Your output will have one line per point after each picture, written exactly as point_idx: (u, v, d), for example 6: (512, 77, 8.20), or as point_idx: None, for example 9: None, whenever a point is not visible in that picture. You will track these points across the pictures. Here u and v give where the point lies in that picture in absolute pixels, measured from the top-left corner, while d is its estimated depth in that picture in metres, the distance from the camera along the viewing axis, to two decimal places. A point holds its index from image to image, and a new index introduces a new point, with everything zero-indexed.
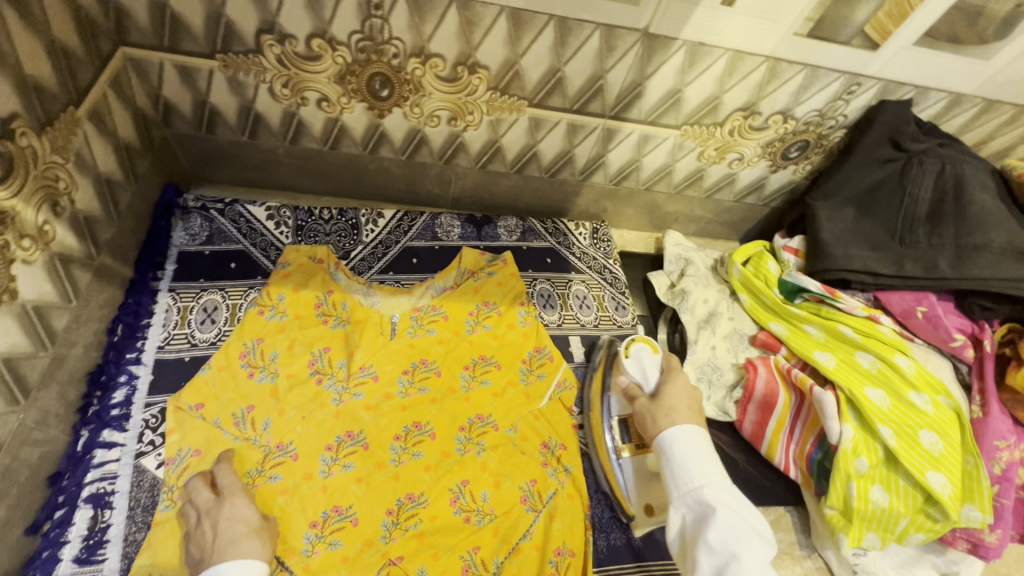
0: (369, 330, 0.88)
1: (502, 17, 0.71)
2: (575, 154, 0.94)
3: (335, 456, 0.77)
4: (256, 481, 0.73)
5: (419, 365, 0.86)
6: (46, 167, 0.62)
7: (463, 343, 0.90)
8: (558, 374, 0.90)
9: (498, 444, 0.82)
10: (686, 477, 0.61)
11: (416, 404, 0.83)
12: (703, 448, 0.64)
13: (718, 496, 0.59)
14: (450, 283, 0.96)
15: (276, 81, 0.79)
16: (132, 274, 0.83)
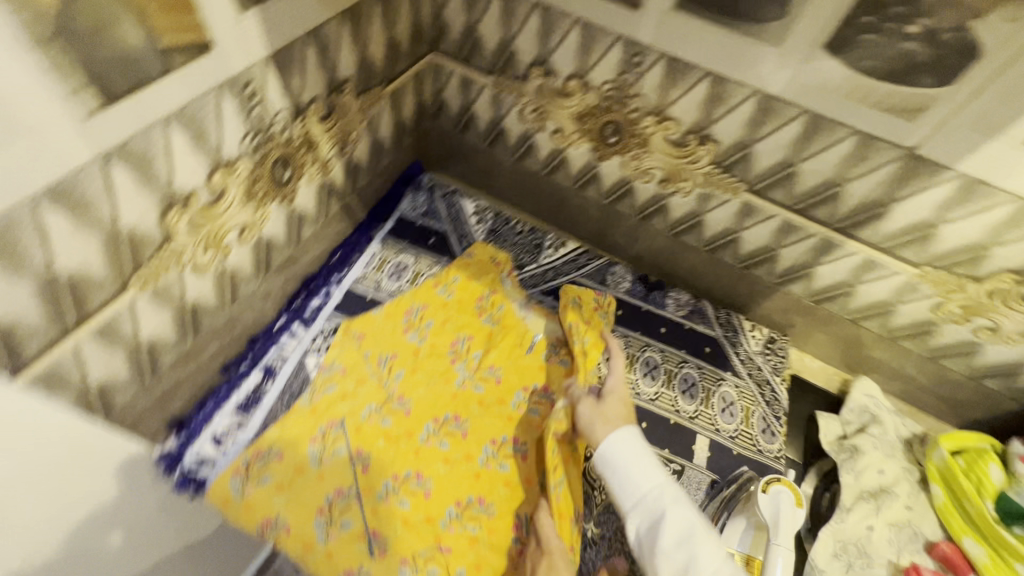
0: (511, 337, 0.93)
1: (751, 99, 0.71)
2: (780, 255, 0.87)
3: (437, 430, 0.83)
4: (372, 417, 0.82)
5: (537, 388, 0.87)
6: (349, 121, 0.81)
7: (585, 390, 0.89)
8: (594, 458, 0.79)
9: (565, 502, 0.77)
10: (629, 496, 0.60)
11: (520, 422, 0.84)
12: (643, 453, 0.62)
13: (666, 498, 0.58)
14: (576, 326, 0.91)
15: (529, 107, 0.91)
16: (363, 219, 1.03)
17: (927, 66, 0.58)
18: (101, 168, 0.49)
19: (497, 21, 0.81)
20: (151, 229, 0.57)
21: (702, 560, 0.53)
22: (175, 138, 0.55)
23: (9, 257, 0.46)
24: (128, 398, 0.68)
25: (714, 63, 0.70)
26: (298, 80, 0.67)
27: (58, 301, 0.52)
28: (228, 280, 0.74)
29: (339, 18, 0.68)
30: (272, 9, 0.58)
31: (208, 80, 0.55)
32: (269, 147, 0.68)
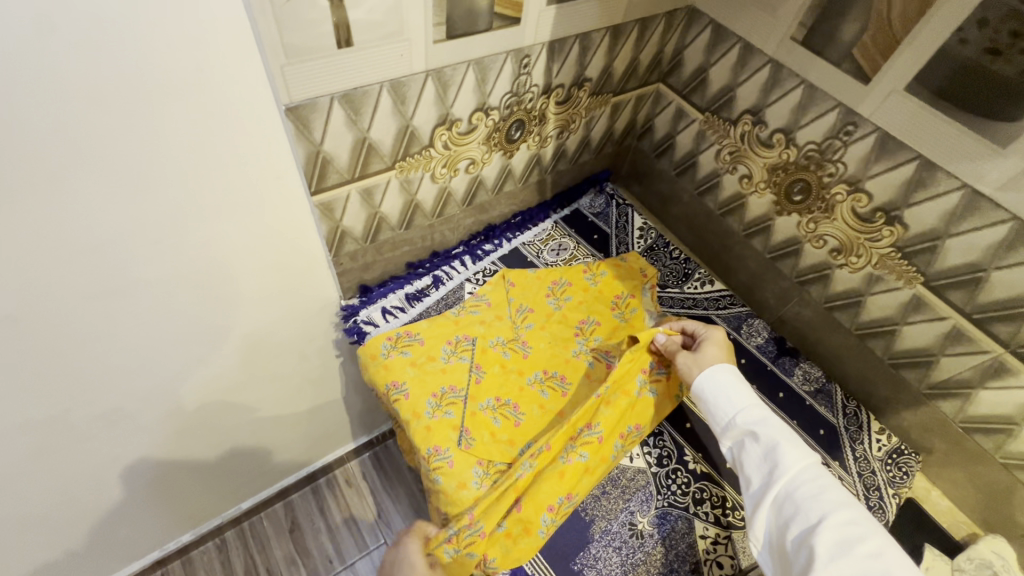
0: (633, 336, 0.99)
1: (957, 193, 0.71)
2: (939, 364, 0.83)
3: (542, 379, 0.94)
4: (497, 347, 0.97)
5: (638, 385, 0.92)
6: (575, 113, 0.98)
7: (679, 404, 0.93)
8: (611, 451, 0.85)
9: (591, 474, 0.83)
10: (727, 410, 0.77)
11: None
12: (733, 381, 0.79)
13: (756, 417, 0.74)
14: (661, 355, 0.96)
15: (729, 149, 1.00)
16: (548, 199, 1.20)
17: None
18: (422, 79, 0.71)
19: (729, 68, 0.93)
20: (424, 134, 0.79)
21: (784, 464, 0.68)
22: (468, 77, 0.75)
23: (353, 116, 0.69)
24: (351, 251, 0.91)
25: (928, 149, 0.72)
26: (557, 67, 0.85)
27: (358, 158, 0.75)
28: (445, 196, 0.94)
29: (605, 30, 0.85)
30: (565, 10, 0.76)
31: (505, 45, 0.75)
32: (516, 109, 0.87)
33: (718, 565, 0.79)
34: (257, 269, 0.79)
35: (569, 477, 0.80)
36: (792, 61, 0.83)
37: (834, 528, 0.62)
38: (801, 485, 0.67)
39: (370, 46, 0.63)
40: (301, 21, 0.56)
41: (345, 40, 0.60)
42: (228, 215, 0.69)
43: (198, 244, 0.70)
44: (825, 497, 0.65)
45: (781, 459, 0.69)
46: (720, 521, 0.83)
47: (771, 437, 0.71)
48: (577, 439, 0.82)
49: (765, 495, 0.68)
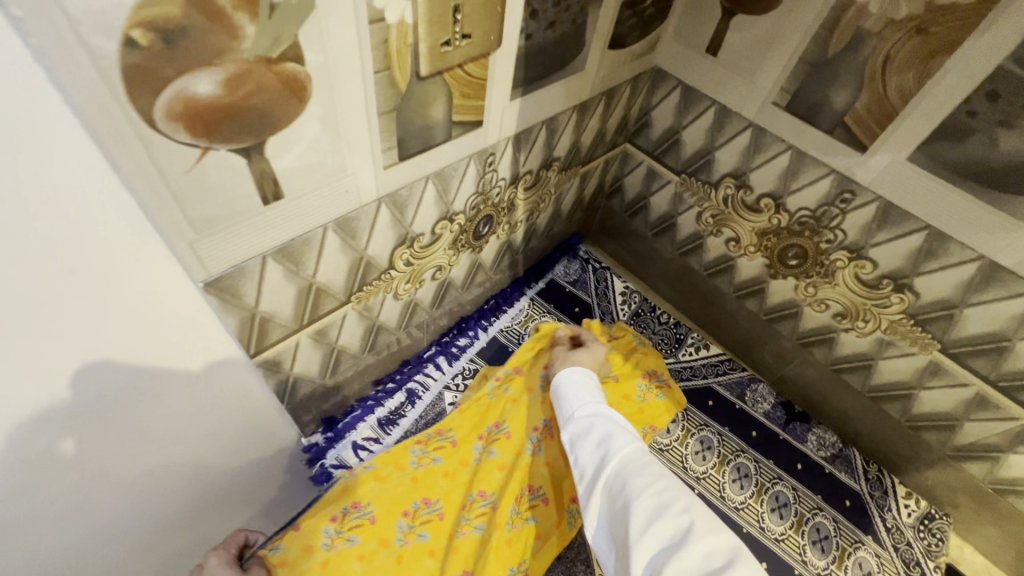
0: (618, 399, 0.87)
1: (973, 263, 0.66)
2: (963, 427, 0.79)
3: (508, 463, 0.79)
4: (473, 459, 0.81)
5: None
6: (544, 193, 0.88)
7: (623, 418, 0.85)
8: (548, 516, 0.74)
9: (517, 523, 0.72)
10: (570, 407, 0.67)
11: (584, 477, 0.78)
12: (582, 380, 0.70)
13: (595, 408, 0.65)
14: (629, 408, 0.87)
15: (710, 211, 0.93)
16: (520, 274, 1.09)
17: None
18: (374, 208, 0.58)
19: (705, 130, 0.85)
20: (382, 259, 0.66)
21: (616, 449, 0.58)
22: (427, 191, 0.63)
23: (295, 266, 0.56)
24: (307, 391, 0.77)
25: (939, 220, 0.67)
26: (525, 155, 0.74)
27: (305, 305, 0.61)
28: (411, 307, 0.81)
29: (572, 108, 0.75)
30: (530, 99, 0.66)
31: (467, 150, 0.63)
32: (483, 206, 0.76)
33: None
34: (199, 469, 0.61)
35: (478, 478, 0.74)
36: (775, 126, 0.76)
37: (658, 514, 0.49)
38: (630, 467, 0.55)
39: (305, 192, 0.49)
40: (211, 191, 0.42)
41: (273, 194, 0.47)
42: (194, 425, 0.56)
43: (128, 450, 0.51)
44: (649, 478, 0.53)
45: (615, 444, 0.58)
46: None
47: (602, 423, 0.62)
48: (488, 439, 0.79)
49: (592, 485, 0.56)
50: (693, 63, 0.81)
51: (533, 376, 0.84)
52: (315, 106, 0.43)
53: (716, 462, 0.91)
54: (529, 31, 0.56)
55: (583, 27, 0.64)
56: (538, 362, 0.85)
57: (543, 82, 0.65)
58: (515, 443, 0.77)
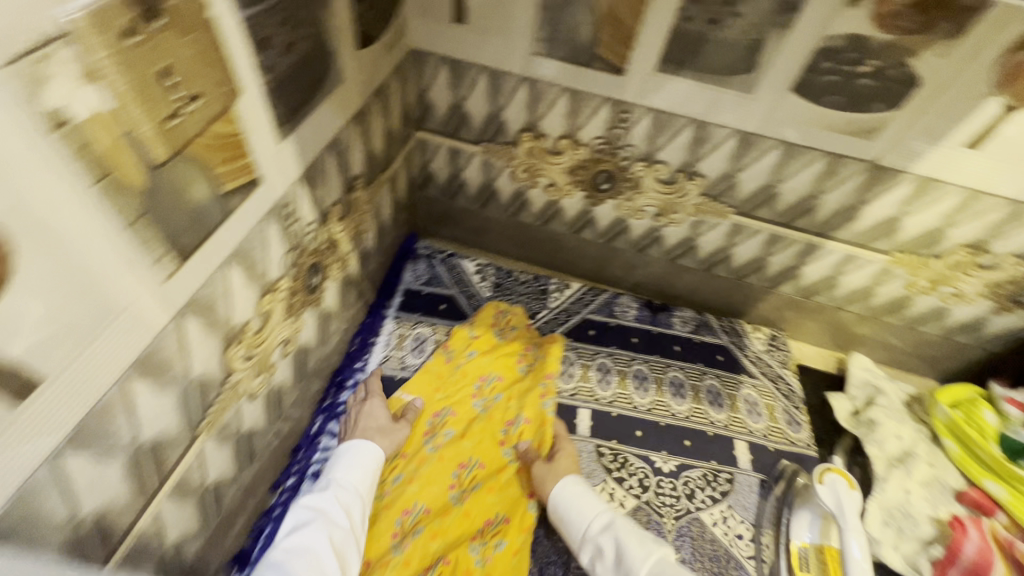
0: (496, 389, 0.93)
1: (732, 137, 0.79)
2: (768, 262, 0.97)
3: (434, 511, 0.78)
4: (399, 534, 0.76)
5: (514, 434, 0.87)
6: (360, 211, 0.81)
7: (522, 408, 0.89)
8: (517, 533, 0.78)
9: (487, 560, 0.75)
10: (579, 524, 0.72)
11: (507, 475, 0.83)
12: (579, 492, 0.75)
13: (604, 523, 0.71)
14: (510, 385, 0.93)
15: (521, 168, 0.96)
16: (373, 299, 1.02)
17: (879, 95, 0.68)
18: (176, 326, 0.47)
19: (484, 96, 0.85)
20: (216, 371, 0.55)
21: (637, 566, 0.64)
22: (232, 276, 0.53)
23: (104, 441, 0.43)
24: (197, 547, 0.63)
25: (697, 113, 0.77)
26: (324, 188, 0.67)
27: (143, 470, 0.49)
28: (275, 396, 0.71)
29: (350, 121, 0.69)
30: (302, 132, 0.58)
31: (257, 214, 0.54)
32: (303, 258, 0.67)
33: (738, 537, 0.84)
34: None
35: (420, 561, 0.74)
36: (544, 74, 0.79)
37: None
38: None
39: (68, 361, 0.37)
40: None
41: (22, 386, 0.34)
42: None
43: None
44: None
45: (633, 556, 0.65)
46: (715, 498, 0.87)
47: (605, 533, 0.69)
48: (401, 530, 0.76)
49: None
50: (447, 36, 0.79)
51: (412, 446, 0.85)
52: (27, 260, 0.32)
53: (619, 380, 0.99)
54: (267, 64, 0.48)
55: (325, 37, 0.57)
56: (416, 431, 0.87)
57: (307, 111, 0.58)
58: (439, 501, 0.79)
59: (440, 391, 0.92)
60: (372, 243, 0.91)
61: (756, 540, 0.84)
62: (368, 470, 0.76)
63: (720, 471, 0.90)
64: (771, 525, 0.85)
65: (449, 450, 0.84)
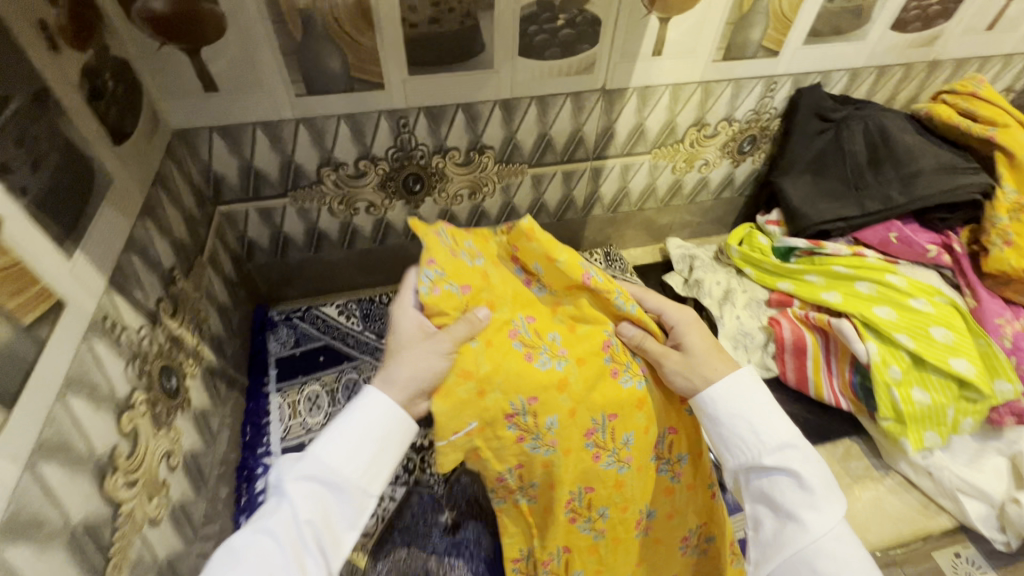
0: (547, 326, 0.71)
1: (496, 107, 0.92)
2: (573, 195, 1.14)
3: (596, 481, 0.71)
4: (587, 519, 0.73)
5: (615, 367, 0.69)
6: (191, 301, 0.79)
7: (591, 335, 0.70)
8: (689, 446, 0.74)
9: (686, 482, 0.75)
10: (751, 448, 0.62)
11: (631, 405, 0.69)
12: (761, 406, 0.63)
13: (794, 455, 0.60)
14: (573, 306, 0.72)
15: (335, 200, 0.99)
16: (247, 384, 0.98)
17: (581, 37, 0.86)
18: (32, 476, 0.44)
19: (269, 149, 0.88)
20: (102, 508, 0.52)
21: (812, 518, 0.57)
22: (74, 406, 0.50)
23: None
24: None
25: (460, 97, 0.89)
26: (140, 290, 0.65)
27: None
28: (181, 513, 0.67)
29: (139, 217, 0.67)
30: (89, 243, 0.56)
31: (77, 335, 0.52)
32: (149, 364, 0.65)
33: None
34: None
35: (629, 521, 0.74)
36: (316, 111, 0.85)
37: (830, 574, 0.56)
38: (823, 538, 0.57)
39: None
40: None
41: None
42: None
43: None
44: (850, 567, 0.55)
45: (820, 502, 0.57)
46: None
47: (787, 468, 0.59)
48: (578, 517, 0.72)
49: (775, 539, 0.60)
50: (205, 108, 0.80)
51: (497, 440, 0.67)
52: None
53: None
54: (20, 187, 0.47)
55: (74, 143, 0.56)
56: (496, 427, 0.66)
57: (86, 220, 0.56)
58: (597, 478, 0.70)
59: (492, 369, 0.64)
60: (219, 328, 0.88)
61: None
62: (368, 438, 0.58)
63: None
64: None
65: (562, 431, 0.68)
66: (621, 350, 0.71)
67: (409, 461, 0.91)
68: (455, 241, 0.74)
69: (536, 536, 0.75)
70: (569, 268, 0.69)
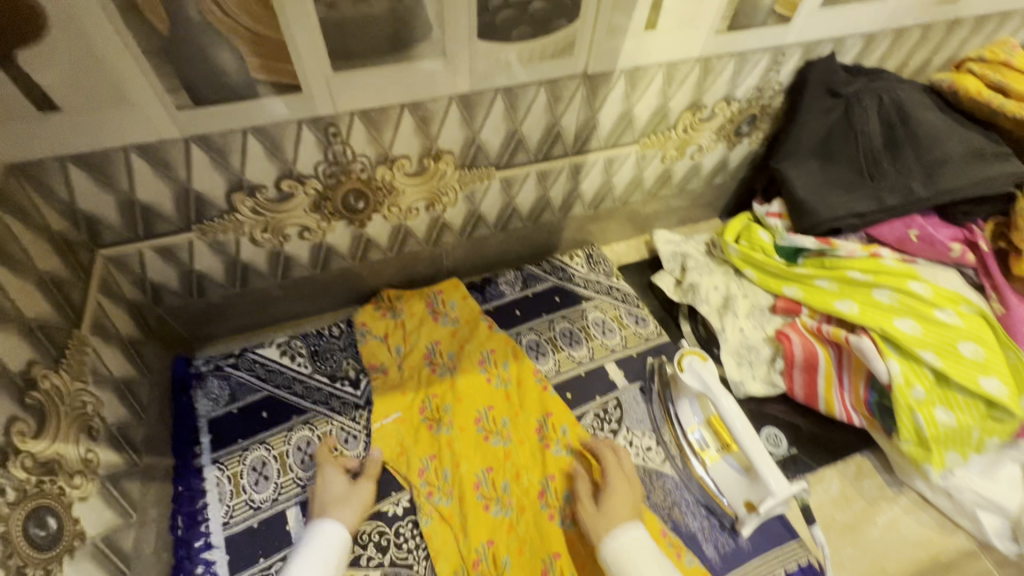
0: (450, 342, 0.96)
1: (452, 105, 0.73)
2: (550, 195, 0.97)
3: (491, 460, 0.85)
4: (490, 501, 0.81)
5: (488, 356, 0.94)
6: (70, 397, 0.60)
7: (467, 325, 0.98)
8: (564, 416, 0.89)
9: (575, 452, 0.85)
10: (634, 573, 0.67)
11: (503, 397, 0.91)
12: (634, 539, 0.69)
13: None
14: (461, 323, 0.99)
15: (258, 228, 0.79)
16: (174, 459, 0.81)
17: (557, 12, 0.66)
18: None
19: (156, 178, 0.66)
20: None
21: None
22: None
23: None
24: None
25: (406, 95, 0.69)
26: None
27: None
28: None
29: None
30: None
31: None
32: (3, 521, 0.47)
33: (648, 450, 0.88)
34: None
35: (531, 492, 0.82)
36: (211, 127, 0.64)
37: None
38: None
39: None
40: None
41: None
42: None
43: None
44: None
45: None
46: (613, 429, 0.90)
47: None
48: (489, 500, 0.81)
49: None
50: (48, 136, 0.58)
51: (421, 454, 0.85)
52: None
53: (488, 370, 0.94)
54: None
55: None
56: (413, 419, 0.88)
57: None
58: (492, 456, 0.85)
59: (409, 399, 0.90)
60: (121, 410, 0.70)
61: (658, 441, 0.89)
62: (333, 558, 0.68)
63: (607, 401, 0.93)
64: (661, 421, 0.90)
65: (457, 421, 0.88)
66: (492, 337, 0.97)
67: (381, 538, 0.78)
68: (389, 302, 1.00)
69: (454, 530, 0.79)
70: (466, 306, 1.00)
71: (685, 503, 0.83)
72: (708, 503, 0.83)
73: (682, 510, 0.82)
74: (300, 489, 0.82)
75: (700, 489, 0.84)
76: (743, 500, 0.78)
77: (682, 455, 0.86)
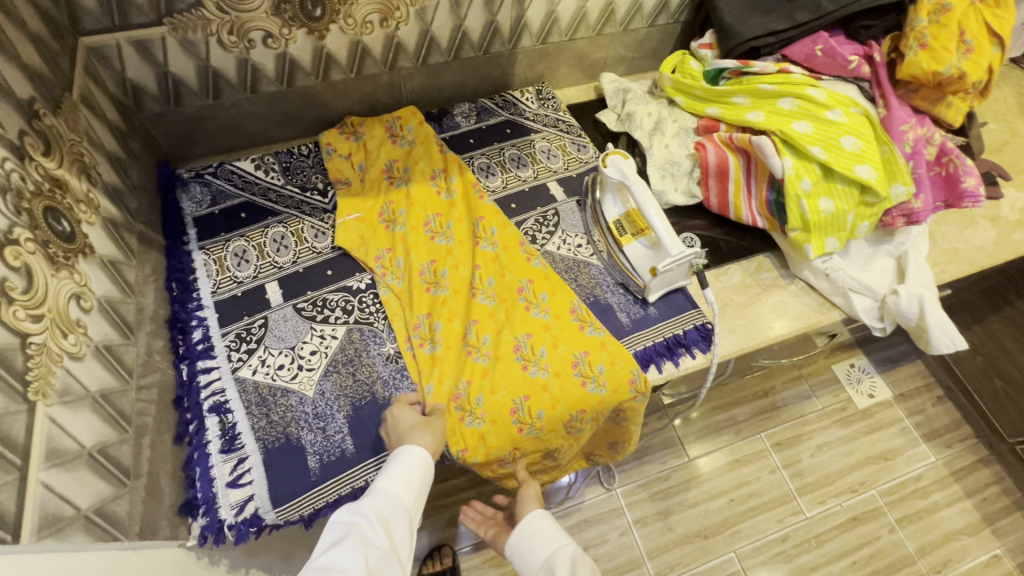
0: (404, 160, 1.07)
1: None
2: (498, 21, 1.04)
3: (437, 252, 0.98)
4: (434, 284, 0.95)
5: (437, 175, 1.05)
6: (70, 143, 0.71)
7: (421, 147, 1.08)
8: (499, 222, 1.00)
9: (504, 248, 0.98)
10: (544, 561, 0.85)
11: (449, 206, 1.02)
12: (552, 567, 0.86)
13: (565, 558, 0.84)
14: (416, 146, 1.08)
15: (223, 30, 0.87)
16: (165, 241, 0.94)
17: None
18: None
19: None
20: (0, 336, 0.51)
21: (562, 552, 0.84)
22: None
23: None
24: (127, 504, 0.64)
25: None
26: None
27: None
28: (108, 354, 0.68)
29: None
30: None
31: None
32: (28, 203, 0.60)
33: (580, 247, 1.02)
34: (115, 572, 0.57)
35: (464, 276, 0.95)
36: None
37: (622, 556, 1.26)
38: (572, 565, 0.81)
39: None
40: None
41: None
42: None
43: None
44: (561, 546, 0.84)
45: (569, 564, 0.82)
46: (550, 230, 1.04)
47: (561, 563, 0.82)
48: (431, 282, 0.95)
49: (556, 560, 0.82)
50: None
51: (377, 245, 0.99)
52: None
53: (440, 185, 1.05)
54: None
55: None
56: (374, 222, 1.01)
57: None
58: (436, 251, 0.98)
59: (368, 207, 1.03)
60: (114, 178, 0.81)
61: (590, 240, 1.03)
62: (415, 478, 0.74)
63: (546, 210, 1.06)
64: (592, 224, 1.04)
65: (409, 221, 1.00)
66: (439, 159, 1.07)
67: (347, 304, 0.93)
68: (353, 127, 1.10)
69: (402, 303, 0.94)
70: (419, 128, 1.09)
71: (606, 285, 0.98)
72: (625, 283, 0.98)
73: (603, 290, 0.97)
74: (276, 271, 0.95)
75: (620, 274, 0.98)
76: (649, 269, 0.93)
77: (608, 249, 1.00)
